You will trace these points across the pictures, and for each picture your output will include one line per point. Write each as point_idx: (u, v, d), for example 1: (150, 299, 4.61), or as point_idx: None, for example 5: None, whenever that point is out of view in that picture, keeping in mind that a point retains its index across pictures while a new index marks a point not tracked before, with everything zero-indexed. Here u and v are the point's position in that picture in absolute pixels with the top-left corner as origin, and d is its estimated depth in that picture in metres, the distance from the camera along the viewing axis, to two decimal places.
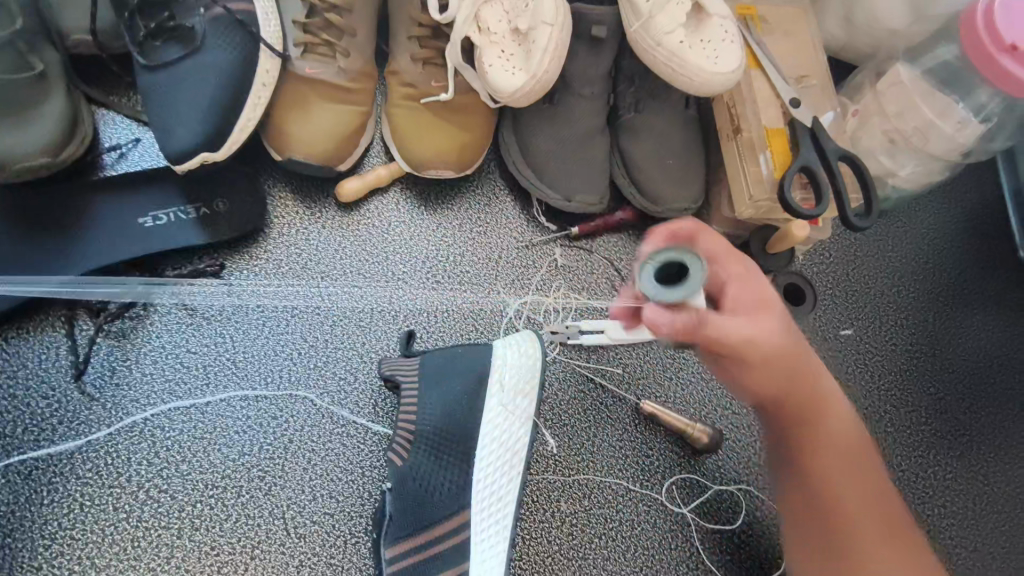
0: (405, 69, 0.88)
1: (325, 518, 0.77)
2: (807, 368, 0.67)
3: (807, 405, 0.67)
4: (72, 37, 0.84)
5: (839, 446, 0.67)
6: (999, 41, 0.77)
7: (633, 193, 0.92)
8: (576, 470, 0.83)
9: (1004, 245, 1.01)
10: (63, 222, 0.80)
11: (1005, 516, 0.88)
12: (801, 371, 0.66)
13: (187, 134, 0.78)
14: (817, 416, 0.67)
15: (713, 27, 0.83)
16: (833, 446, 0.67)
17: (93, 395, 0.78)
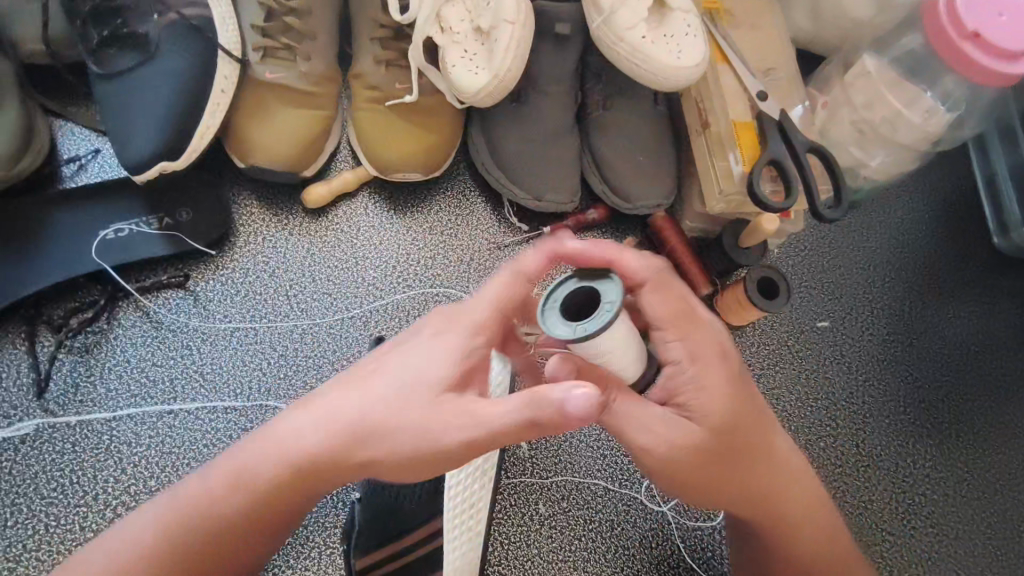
0: (368, 72, 0.87)
1: (298, 529, 0.75)
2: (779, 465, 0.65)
3: (771, 501, 0.65)
4: (24, 48, 0.82)
5: (809, 534, 0.67)
6: (963, 30, 0.77)
7: (604, 191, 0.91)
8: (553, 472, 0.82)
9: (977, 233, 1.01)
10: (20, 236, 0.78)
11: (986, 503, 0.88)
12: (766, 468, 0.64)
13: (145, 143, 0.77)
14: (779, 519, 0.66)
15: (676, 21, 0.82)
16: (802, 545, 0.67)
17: (56, 412, 0.76)
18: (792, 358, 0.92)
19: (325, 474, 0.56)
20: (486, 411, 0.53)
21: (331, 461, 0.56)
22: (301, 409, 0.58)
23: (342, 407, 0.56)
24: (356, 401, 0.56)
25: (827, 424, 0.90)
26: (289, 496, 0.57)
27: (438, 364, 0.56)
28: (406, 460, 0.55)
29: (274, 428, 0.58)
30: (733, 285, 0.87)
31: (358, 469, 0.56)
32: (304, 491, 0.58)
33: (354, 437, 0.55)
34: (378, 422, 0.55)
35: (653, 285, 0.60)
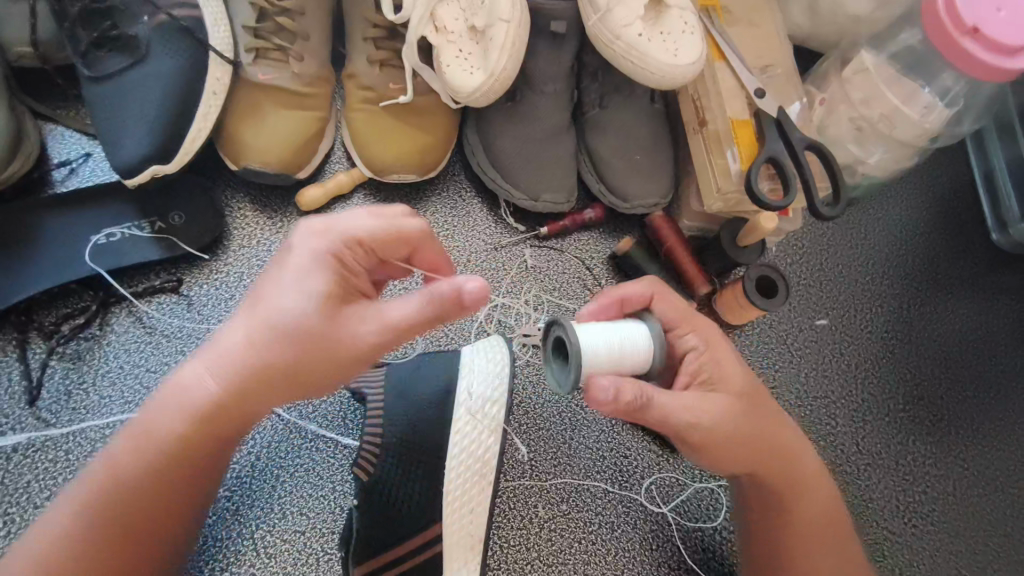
0: (362, 72, 0.86)
1: (295, 536, 0.74)
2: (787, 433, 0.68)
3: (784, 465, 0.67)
4: (12, 50, 0.81)
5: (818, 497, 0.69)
6: (961, 24, 0.76)
7: (601, 191, 0.90)
8: (552, 475, 0.82)
9: (976, 228, 1.01)
10: (10, 241, 0.77)
11: (987, 500, 0.88)
12: (780, 431, 0.67)
13: (136, 146, 0.76)
14: (793, 486, 0.67)
15: (672, 19, 0.82)
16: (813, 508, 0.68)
17: (48, 420, 0.75)
18: (791, 357, 0.92)
19: (238, 406, 0.55)
20: (349, 332, 0.56)
21: (233, 401, 0.55)
22: (201, 360, 0.56)
23: (242, 345, 0.55)
24: (258, 331, 0.55)
25: (827, 423, 0.90)
26: (209, 442, 0.57)
27: (312, 288, 0.55)
28: (306, 374, 0.55)
29: (177, 382, 0.56)
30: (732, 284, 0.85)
31: (270, 395, 0.56)
32: (229, 430, 0.57)
33: (247, 366, 0.54)
34: (280, 334, 0.54)
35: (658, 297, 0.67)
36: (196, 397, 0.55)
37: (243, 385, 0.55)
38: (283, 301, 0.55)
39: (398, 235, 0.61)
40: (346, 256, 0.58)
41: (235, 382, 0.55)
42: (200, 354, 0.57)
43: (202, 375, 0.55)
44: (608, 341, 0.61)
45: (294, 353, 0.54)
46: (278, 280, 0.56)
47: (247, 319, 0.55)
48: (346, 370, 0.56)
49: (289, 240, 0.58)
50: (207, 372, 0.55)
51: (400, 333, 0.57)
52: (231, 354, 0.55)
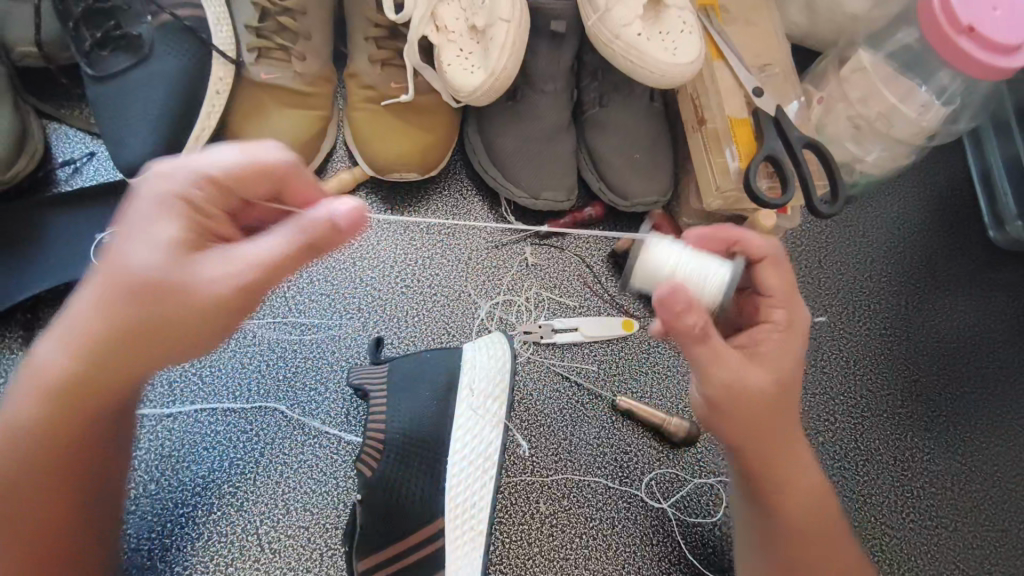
0: (364, 72, 0.87)
1: (298, 531, 0.75)
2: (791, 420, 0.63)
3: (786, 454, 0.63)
4: (17, 50, 0.81)
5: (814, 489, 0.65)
6: (957, 23, 0.77)
7: (601, 189, 0.91)
8: (552, 471, 0.82)
9: (973, 226, 1.02)
10: (16, 240, 0.78)
11: (984, 496, 0.89)
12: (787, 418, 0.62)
13: (139, 145, 0.76)
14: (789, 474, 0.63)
15: (671, 18, 0.82)
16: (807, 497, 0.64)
17: None
18: None
19: (94, 377, 0.51)
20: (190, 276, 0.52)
21: (86, 369, 0.51)
22: (49, 334, 0.52)
23: (88, 305, 0.50)
24: (107, 281, 0.50)
25: (825, 419, 0.90)
26: (73, 422, 0.52)
27: (157, 232, 0.52)
28: (158, 326, 0.51)
29: (30, 360, 0.52)
30: None
31: (132, 358, 0.51)
32: (102, 407, 0.53)
33: (90, 325, 0.51)
34: (123, 285, 0.50)
35: (767, 262, 0.66)
36: (48, 369, 0.51)
37: (99, 340, 0.50)
38: (125, 256, 0.51)
39: (259, 172, 0.58)
40: (198, 200, 0.55)
41: (88, 342, 0.51)
42: (52, 327, 0.53)
43: (50, 351, 0.51)
44: (675, 260, 0.64)
45: (133, 308, 0.50)
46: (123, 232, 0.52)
47: (93, 280, 0.51)
48: (200, 323, 0.52)
49: (135, 187, 0.54)
50: (65, 331, 0.51)
51: (257, 283, 0.53)
52: (78, 321, 0.51)
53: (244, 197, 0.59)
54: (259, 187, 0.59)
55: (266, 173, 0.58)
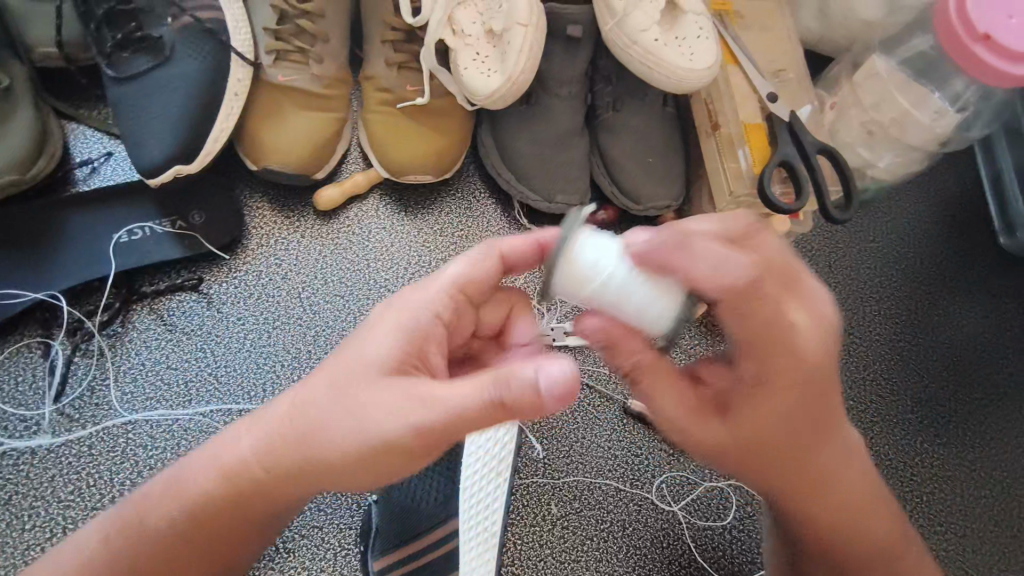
0: (380, 74, 0.88)
1: (313, 531, 0.76)
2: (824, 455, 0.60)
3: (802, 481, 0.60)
4: (37, 51, 0.82)
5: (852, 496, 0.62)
6: (973, 31, 0.77)
7: (613, 192, 0.91)
8: (564, 473, 0.83)
9: (983, 232, 1.02)
10: (36, 239, 0.79)
11: (993, 501, 0.89)
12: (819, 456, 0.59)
13: (160, 146, 0.77)
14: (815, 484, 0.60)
15: (687, 24, 0.83)
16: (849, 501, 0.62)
17: (72, 416, 0.77)
18: None
19: (266, 490, 0.54)
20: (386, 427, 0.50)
21: (244, 497, 0.54)
22: (241, 426, 0.57)
23: (273, 424, 0.54)
24: (260, 428, 0.54)
25: None
26: (224, 519, 0.56)
27: (392, 390, 0.51)
28: (353, 477, 0.52)
29: (130, 498, 0.59)
30: None
31: (295, 483, 0.53)
32: (252, 519, 0.57)
33: (254, 484, 0.53)
34: (314, 416, 0.52)
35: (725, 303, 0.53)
36: (159, 520, 0.56)
37: (268, 465, 0.53)
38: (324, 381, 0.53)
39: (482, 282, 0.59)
40: (445, 310, 0.57)
41: (253, 485, 0.53)
42: (174, 463, 0.58)
43: None
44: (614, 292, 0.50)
45: (359, 443, 0.50)
46: (368, 334, 0.54)
47: (255, 424, 0.55)
48: None
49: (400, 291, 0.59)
50: (185, 481, 0.56)
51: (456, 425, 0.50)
52: (271, 421, 0.54)
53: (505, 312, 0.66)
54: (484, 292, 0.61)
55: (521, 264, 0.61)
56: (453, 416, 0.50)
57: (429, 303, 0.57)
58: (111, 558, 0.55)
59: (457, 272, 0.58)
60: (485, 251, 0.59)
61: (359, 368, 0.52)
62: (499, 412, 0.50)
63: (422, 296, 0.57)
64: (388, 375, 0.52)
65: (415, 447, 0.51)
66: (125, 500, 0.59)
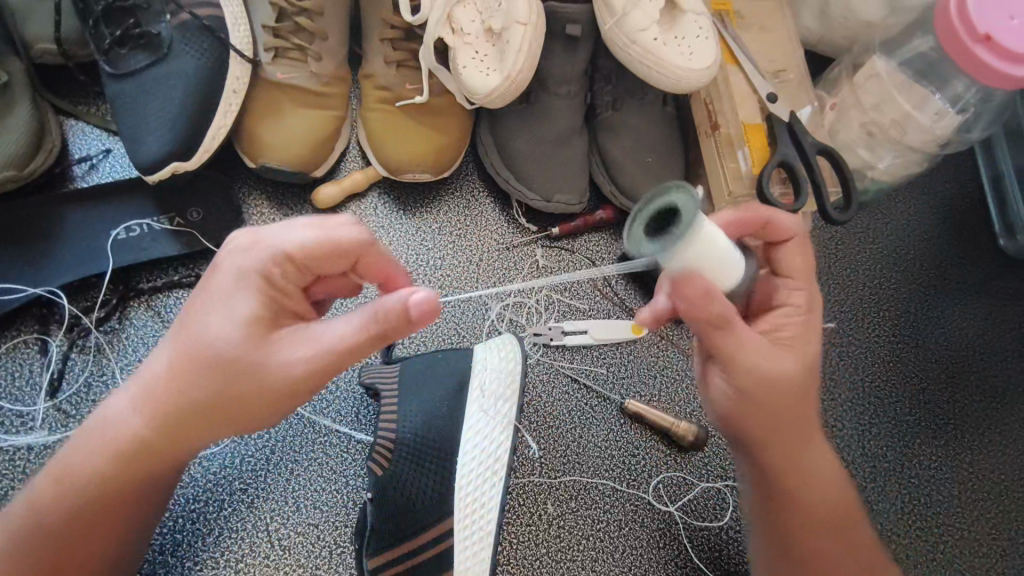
0: (379, 72, 0.87)
1: (309, 528, 0.76)
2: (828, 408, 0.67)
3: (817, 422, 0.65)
4: (35, 48, 0.82)
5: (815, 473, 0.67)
6: (973, 32, 0.77)
7: (612, 192, 0.91)
8: (561, 472, 0.83)
9: (983, 234, 1.02)
10: (33, 236, 0.79)
11: (990, 504, 0.89)
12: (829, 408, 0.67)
13: (158, 143, 0.77)
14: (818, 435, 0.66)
15: (687, 24, 0.83)
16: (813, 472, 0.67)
17: (69, 412, 0.77)
18: None
19: (187, 422, 0.57)
20: (271, 365, 0.54)
21: (156, 441, 0.58)
22: (125, 393, 0.59)
23: (172, 369, 0.56)
24: (153, 380, 0.57)
25: (834, 426, 0.90)
26: (151, 461, 0.59)
27: (277, 343, 0.55)
28: (257, 402, 0.55)
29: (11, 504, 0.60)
30: None
31: (205, 418, 0.56)
32: (173, 452, 0.59)
33: (148, 433, 0.58)
34: (202, 361, 0.55)
35: (791, 244, 0.67)
36: (83, 474, 0.59)
37: (166, 419, 0.57)
38: (201, 333, 0.55)
39: (334, 247, 0.59)
40: (279, 277, 0.57)
41: (177, 424, 0.57)
42: (82, 426, 0.60)
43: None
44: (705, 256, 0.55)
45: (248, 386, 0.55)
46: (208, 305, 0.55)
47: (145, 378, 0.57)
48: None
49: (215, 262, 0.58)
50: (77, 454, 0.59)
51: (335, 361, 0.55)
52: (173, 370, 0.56)
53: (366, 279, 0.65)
54: (337, 265, 0.61)
55: (376, 260, 0.63)
56: (331, 355, 0.54)
57: (272, 254, 0.57)
58: (49, 522, 0.58)
59: (290, 241, 0.58)
60: (351, 235, 0.60)
61: (244, 329, 0.55)
62: (375, 340, 0.55)
63: (246, 261, 0.57)
64: (250, 338, 0.54)
65: (299, 388, 0.55)
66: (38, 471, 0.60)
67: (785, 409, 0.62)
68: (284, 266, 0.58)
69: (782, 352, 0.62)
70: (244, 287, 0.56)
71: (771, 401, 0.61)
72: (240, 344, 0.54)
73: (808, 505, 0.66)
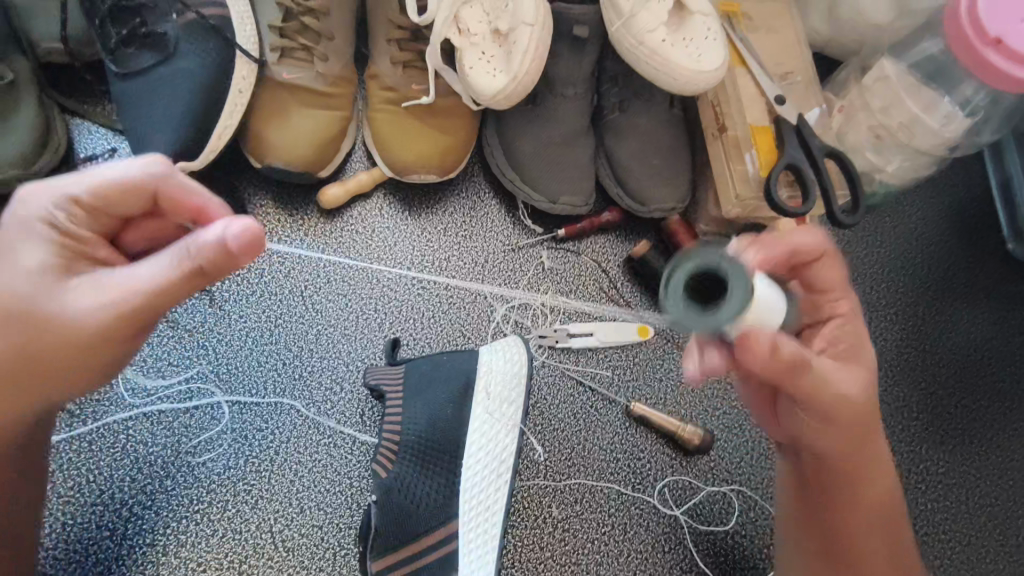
0: (385, 72, 0.87)
1: (312, 530, 0.75)
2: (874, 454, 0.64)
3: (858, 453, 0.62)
4: (42, 47, 0.82)
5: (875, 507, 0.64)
6: (984, 36, 0.76)
7: (619, 194, 0.91)
8: (566, 475, 0.82)
9: (992, 239, 1.01)
10: None
11: (997, 509, 0.88)
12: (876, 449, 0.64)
13: (163, 142, 0.77)
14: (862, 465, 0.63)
15: (695, 25, 0.82)
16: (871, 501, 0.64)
17: (72, 411, 0.77)
18: None
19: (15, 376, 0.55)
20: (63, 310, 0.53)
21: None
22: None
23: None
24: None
25: None
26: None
27: (80, 289, 0.54)
28: (82, 342, 0.54)
29: None
30: None
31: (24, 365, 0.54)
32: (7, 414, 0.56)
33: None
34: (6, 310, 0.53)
35: (821, 259, 0.61)
36: None
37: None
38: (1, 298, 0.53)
39: (121, 189, 0.58)
40: (66, 222, 0.56)
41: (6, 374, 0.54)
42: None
43: None
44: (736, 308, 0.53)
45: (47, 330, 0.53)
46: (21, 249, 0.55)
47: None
48: None
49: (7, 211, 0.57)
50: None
51: (143, 306, 0.53)
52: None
53: (179, 221, 0.63)
54: (133, 206, 0.60)
55: (178, 198, 0.60)
56: (137, 300, 0.53)
57: (45, 211, 0.56)
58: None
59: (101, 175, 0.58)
60: (150, 170, 0.59)
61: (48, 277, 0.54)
62: (185, 283, 0.54)
63: (35, 204, 0.56)
64: (37, 284, 0.53)
65: (117, 329, 0.54)
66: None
67: (852, 422, 0.59)
68: (93, 211, 0.58)
69: (831, 364, 0.58)
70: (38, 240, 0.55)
71: (839, 415, 0.58)
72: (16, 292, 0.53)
73: (851, 505, 0.64)
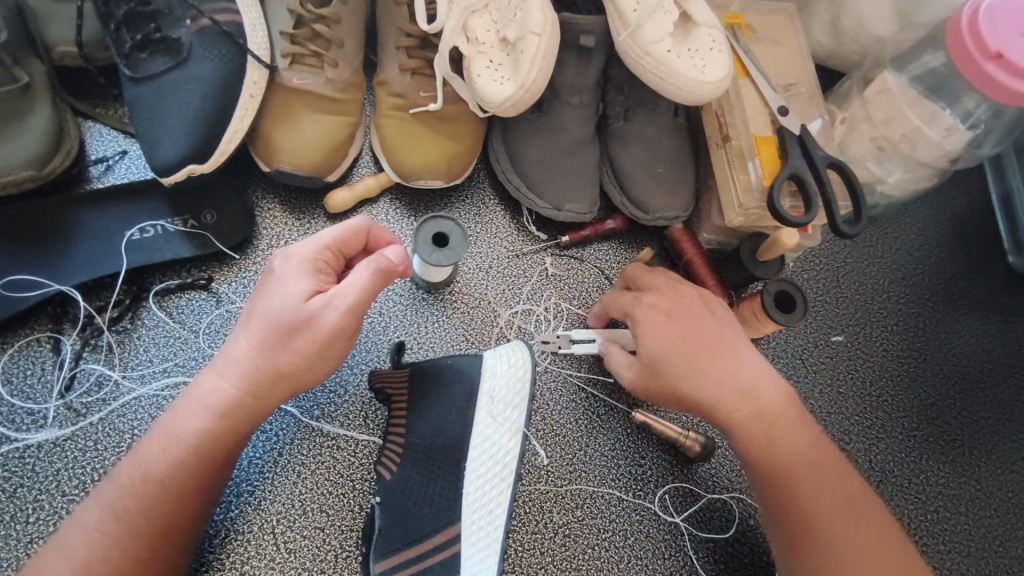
0: (394, 80, 0.88)
1: (315, 532, 0.76)
2: (776, 422, 0.71)
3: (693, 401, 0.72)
4: (57, 50, 0.84)
5: (800, 469, 0.68)
6: (985, 49, 0.77)
7: (623, 202, 0.92)
8: (567, 480, 0.83)
9: (991, 251, 1.02)
10: (48, 234, 0.80)
11: (997, 521, 0.88)
12: (770, 421, 0.71)
13: (173, 146, 0.78)
14: (757, 417, 0.71)
15: (700, 37, 0.84)
16: (786, 454, 0.69)
17: (80, 410, 0.77)
18: (806, 371, 0.93)
19: (242, 409, 0.65)
20: (308, 327, 0.64)
21: (224, 433, 0.65)
22: (164, 427, 0.64)
23: (240, 362, 0.65)
24: (204, 394, 0.65)
25: (841, 439, 0.90)
26: (218, 454, 0.65)
27: (312, 303, 0.64)
28: (307, 350, 0.64)
29: (112, 483, 0.62)
30: (749, 297, 0.87)
31: (275, 386, 0.65)
32: (226, 446, 0.65)
33: (200, 435, 0.64)
34: (282, 330, 0.64)
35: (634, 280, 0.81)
36: (183, 444, 0.63)
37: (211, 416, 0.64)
38: (229, 352, 0.65)
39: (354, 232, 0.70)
40: (315, 264, 0.67)
41: (236, 414, 0.65)
42: (145, 437, 0.65)
43: None
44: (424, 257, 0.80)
45: (304, 339, 0.64)
46: (265, 292, 0.65)
47: (194, 398, 0.65)
48: None
49: (273, 266, 0.67)
50: (150, 453, 0.63)
51: (360, 307, 0.65)
52: (240, 363, 0.65)
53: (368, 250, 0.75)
54: (354, 244, 0.71)
55: (382, 239, 0.74)
56: (354, 304, 0.64)
57: (312, 256, 0.67)
58: (102, 541, 0.59)
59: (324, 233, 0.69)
60: (358, 222, 0.71)
61: (262, 313, 0.65)
62: (381, 287, 0.66)
63: (310, 249, 0.67)
64: (308, 305, 0.64)
65: (343, 328, 0.64)
66: (102, 482, 0.63)
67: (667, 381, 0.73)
68: (331, 255, 0.69)
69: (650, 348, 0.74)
70: (294, 273, 0.66)
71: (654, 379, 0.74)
72: (302, 313, 0.64)
73: (796, 483, 0.68)
